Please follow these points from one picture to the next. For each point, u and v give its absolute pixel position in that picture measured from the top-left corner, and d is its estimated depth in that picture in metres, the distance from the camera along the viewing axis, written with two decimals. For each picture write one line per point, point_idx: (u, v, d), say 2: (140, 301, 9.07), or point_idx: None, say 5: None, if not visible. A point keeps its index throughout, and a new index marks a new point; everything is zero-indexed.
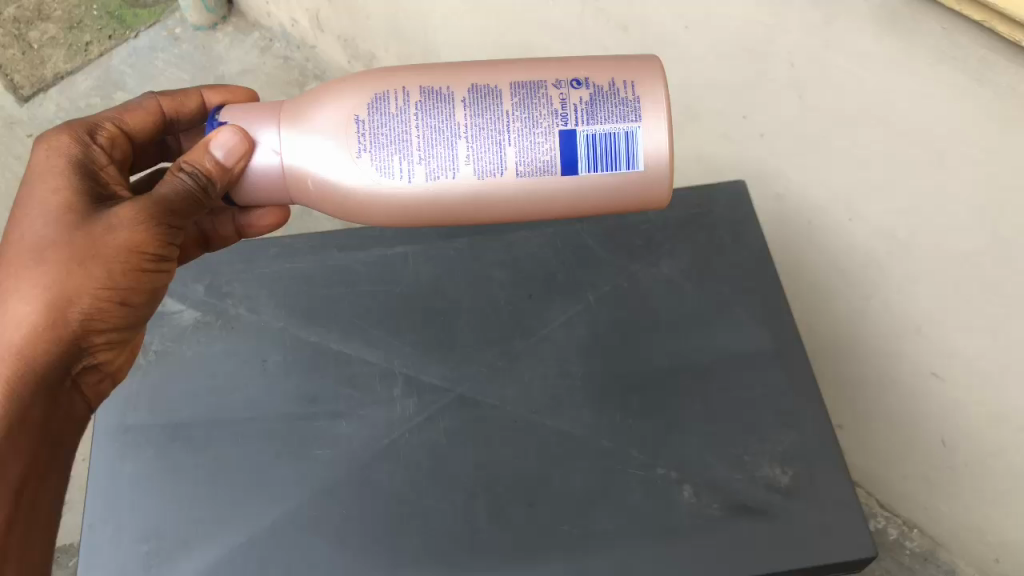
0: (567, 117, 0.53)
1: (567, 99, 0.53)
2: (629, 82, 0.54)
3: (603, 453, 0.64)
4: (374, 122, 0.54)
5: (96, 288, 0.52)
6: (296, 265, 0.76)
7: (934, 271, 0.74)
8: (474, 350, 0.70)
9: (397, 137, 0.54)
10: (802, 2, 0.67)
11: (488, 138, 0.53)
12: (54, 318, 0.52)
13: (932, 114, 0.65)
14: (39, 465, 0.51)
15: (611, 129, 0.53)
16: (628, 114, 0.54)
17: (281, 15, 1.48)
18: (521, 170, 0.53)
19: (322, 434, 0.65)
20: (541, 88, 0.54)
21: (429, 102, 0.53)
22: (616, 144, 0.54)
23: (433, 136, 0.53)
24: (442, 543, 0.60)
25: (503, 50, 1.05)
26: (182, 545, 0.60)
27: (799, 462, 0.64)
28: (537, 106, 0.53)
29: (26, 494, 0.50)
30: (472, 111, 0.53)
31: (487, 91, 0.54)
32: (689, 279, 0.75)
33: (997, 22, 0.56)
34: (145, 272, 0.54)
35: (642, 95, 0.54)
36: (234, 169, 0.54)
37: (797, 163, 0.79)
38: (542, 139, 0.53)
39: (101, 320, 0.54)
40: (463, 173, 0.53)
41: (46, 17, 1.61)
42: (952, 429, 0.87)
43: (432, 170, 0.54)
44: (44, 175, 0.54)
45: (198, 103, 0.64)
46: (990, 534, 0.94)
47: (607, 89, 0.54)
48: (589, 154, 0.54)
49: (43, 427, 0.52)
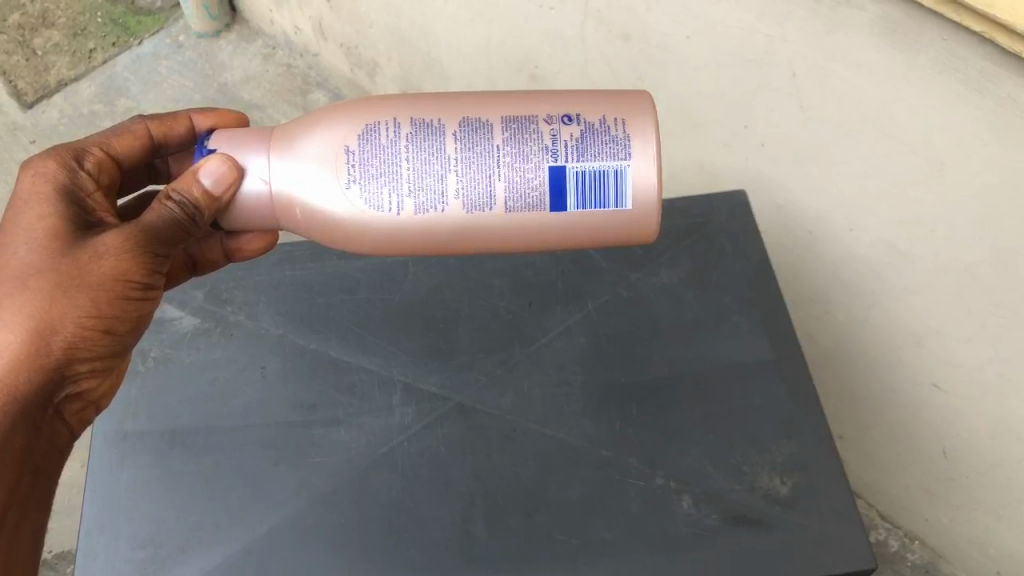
0: (557, 153, 0.54)
1: (558, 136, 0.54)
2: (620, 119, 0.54)
3: (601, 462, 0.64)
4: (364, 154, 0.54)
5: (80, 316, 0.52)
6: (296, 272, 0.76)
7: (934, 283, 0.75)
8: (473, 358, 0.70)
9: (387, 169, 0.54)
10: (803, 12, 0.67)
11: (479, 172, 0.54)
12: (36, 346, 0.52)
13: (933, 125, 0.65)
14: (18, 495, 0.52)
15: (600, 166, 0.54)
16: (619, 151, 0.54)
17: (284, 23, 1.48)
18: (510, 205, 0.54)
19: (320, 442, 0.66)
20: (532, 124, 0.54)
21: (419, 136, 0.54)
22: (606, 181, 0.54)
23: (423, 169, 0.54)
24: (442, 551, 0.60)
25: (505, 59, 1.05)
26: (178, 552, 0.60)
27: (798, 472, 0.64)
28: (528, 141, 0.54)
29: (9, 518, 0.51)
30: (463, 145, 0.54)
31: (479, 124, 0.54)
32: (688, 288, 0.75)
33: (997, 34, 0.56)
34: (130, 300, 0.54)
35: (632, 133, 0.54)
36: (222, 198, 0.55)
37: (796, 173, 0.80)
38: (532, 175, 0.54)
39: (84, 348, 0.54)
40: (452, 207, 0.54)
41: (50, 24, 1.61)
42: (952, 440, 0.87)
43: (421, 204, 0.54)
44: (29, 202, 0.54)
45: (186, 127, 0.64)
46: (991, 546, 0.94)
47: (597, 126, 0.54)
48: (577, 191, 0.54)
49: (23, 456, 0.53)
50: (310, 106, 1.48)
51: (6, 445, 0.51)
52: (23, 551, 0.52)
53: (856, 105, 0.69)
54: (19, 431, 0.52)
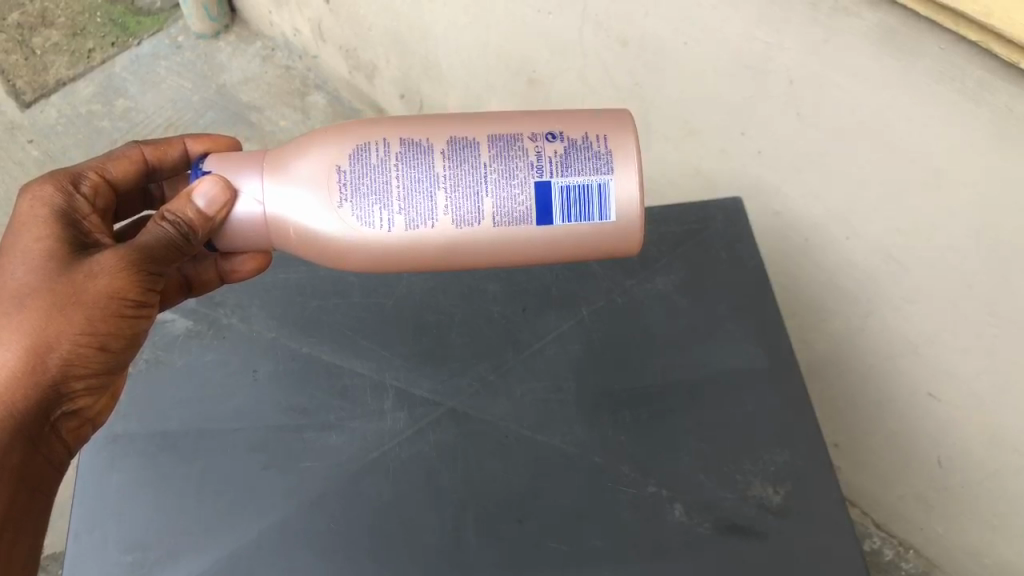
0: (543, 168, 0.54)
1: (543, 152, 0.54)
2: (602, 135, 0.54)
3: (594, 470, 0.64)
4: (354, 173, 0.54)
5: (75, 334, 0.52)
6: (290, 275, 0.75)
7: (932, 292, 0.75)
8: (466, 363, 0.70)
9: (378, 187, 0.54)
10: (802, 19, 0.67)
11: (467, 187, 0.53)
12: (33, 363, 0.51)
13: (929, 133, 0.65)
14: (16, 511, 0.52)
15: (584, 180, 0.54)
16: (601, 166, 0.54)
17: (284, 25, 1.48)
18: (498, 220, 0.54)
19: (311, 447, 0.65)
20: (517, 141, 0.54)
21: (408, 154, 0.54)
22: (590, 195, 0.54)
23: (413, 187, 0.54)
24: (431, 558, 0.60)
25: (503, 63, 1.05)
26: (166, 556, 0.60)
27: (791, 482, 0.64)
28: (513, 158, 0.54)
29: (6, 534, 0.51)
30: (451, 162, 0.54)
31: (465, 142, 0.54)
32: (684, 295, 0.74)
33: (995, 42, 0.56)
34: (125, 318, 0.54)
35: (613, 148, 0.54)
36: (215, 218, 0.55)
37: (794, 180, 0.79)
38: (518, 191, 0.54)
39: (80, 365, 0.53)
40: (442, 223, 0.54)
41: (50, 24, 1.61)
42: (949, 448, 0.87)
43: (411, 220, 0.54)
44: (26, 225, 0.54)
45: (181, 153, 0.64)
46: (985, 556, 0.94)
47: (580, 142, 0.54)
48: (562, 205, 0.54)
49: (20, 474, 0.52)
50: (309, 108, 1.48)
51: (5, 459, 0.51)
52: (23, 554, 0.51)
53: (853, 113, 0.69)
54: (17, 446, 0.52)
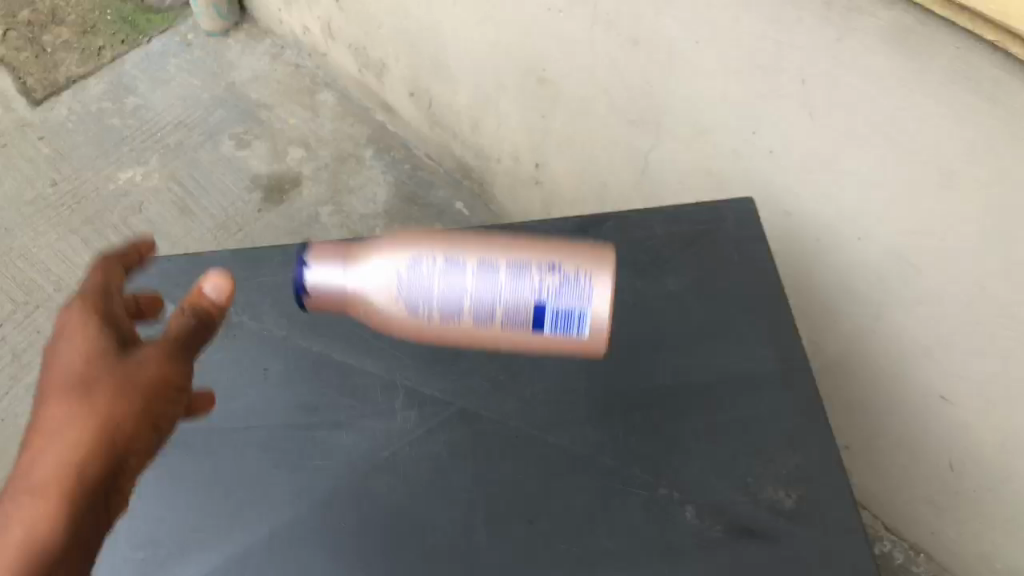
0: (511, 283, 0.50)
1: (507, 277, 0.50)
2: (577, 268, 0.50)
3: (605, 471, 0.64)
4: (323, 275, 0.52)
5: (150, 356, 0.49)
6: (300, 274, 0.75)
7: (946, 293, 0.74)
8: (477, 363, 0.69)
9: (354, 288, 0.51)
10: (815, 19, 0.67)
11: (437, 297, 0.50)
12: (100, 439, 0.46)
13: (944, 134, 0.64)
14: (85, 522, 0.46)
15: (553, 302, 0.50)
16: (573, 296, 0.50)
17: (293, 23, 1.49)
18: (474, 320, 0.50)
19: (321, 445, 0.65)
20: (485, 257, 0.50)
21: (371, 266, 0.51)
22: (562, 313, 0.50)
23: (384, 296, 0.51)
24: (441, 559, 0.60)
25: (514, 62, 1.05)
26: (176, 555, 0.60)
27: (803, 484, 0.64)
28: (479, 262, 0.50)
29: (80, 532, 0.46)
30: (413, 282, 0.50)
31: (428, 260, 0.51)
32: (695, 296, 0.74)
33: (1011, 42, 0.56)
34: (189, 366, 0.51)
35: (580, 273, 0.50)
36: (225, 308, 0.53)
37: (807, 180, 0.79)
38: (490, 279, 0.50)
39: (166, 396, 0.49)
40: (417, 315, 0.51)
41: (60, 22, 1.61)
42: (961, 451, 0.86)
43: (391, 298, 0.51)
44: (65, 338, 0.49)
45: None
46: (997, 559, 0.93)
47: (572, 278, 0.50)
48: (537, 320, 0.50)
49: (98, 493, 0.47)
50: (318, 106, 1.48)
51: (82, 474, 0.46)
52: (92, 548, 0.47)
53: (866, 114, 0.69)
54: (108, 465, 0.47)
